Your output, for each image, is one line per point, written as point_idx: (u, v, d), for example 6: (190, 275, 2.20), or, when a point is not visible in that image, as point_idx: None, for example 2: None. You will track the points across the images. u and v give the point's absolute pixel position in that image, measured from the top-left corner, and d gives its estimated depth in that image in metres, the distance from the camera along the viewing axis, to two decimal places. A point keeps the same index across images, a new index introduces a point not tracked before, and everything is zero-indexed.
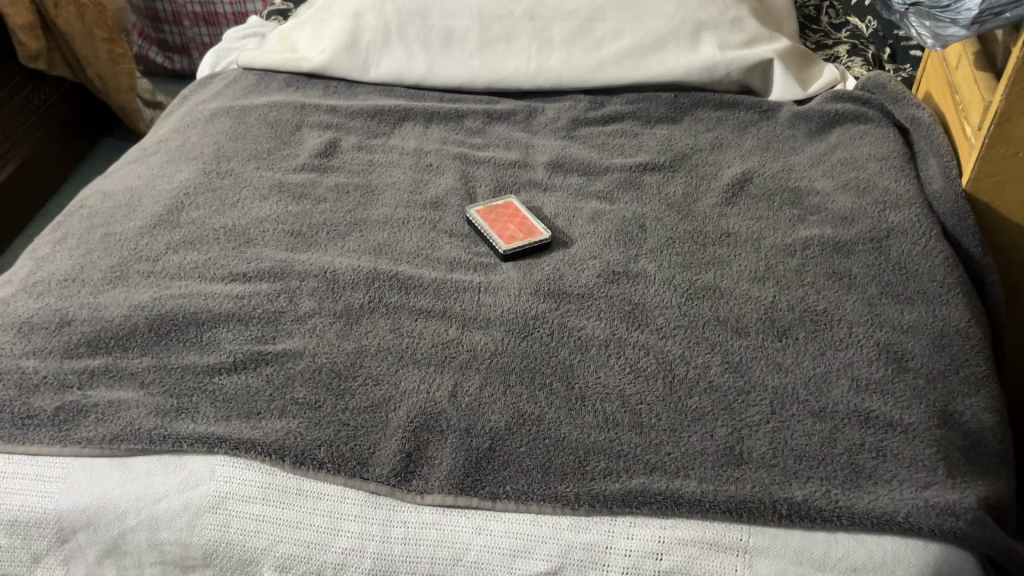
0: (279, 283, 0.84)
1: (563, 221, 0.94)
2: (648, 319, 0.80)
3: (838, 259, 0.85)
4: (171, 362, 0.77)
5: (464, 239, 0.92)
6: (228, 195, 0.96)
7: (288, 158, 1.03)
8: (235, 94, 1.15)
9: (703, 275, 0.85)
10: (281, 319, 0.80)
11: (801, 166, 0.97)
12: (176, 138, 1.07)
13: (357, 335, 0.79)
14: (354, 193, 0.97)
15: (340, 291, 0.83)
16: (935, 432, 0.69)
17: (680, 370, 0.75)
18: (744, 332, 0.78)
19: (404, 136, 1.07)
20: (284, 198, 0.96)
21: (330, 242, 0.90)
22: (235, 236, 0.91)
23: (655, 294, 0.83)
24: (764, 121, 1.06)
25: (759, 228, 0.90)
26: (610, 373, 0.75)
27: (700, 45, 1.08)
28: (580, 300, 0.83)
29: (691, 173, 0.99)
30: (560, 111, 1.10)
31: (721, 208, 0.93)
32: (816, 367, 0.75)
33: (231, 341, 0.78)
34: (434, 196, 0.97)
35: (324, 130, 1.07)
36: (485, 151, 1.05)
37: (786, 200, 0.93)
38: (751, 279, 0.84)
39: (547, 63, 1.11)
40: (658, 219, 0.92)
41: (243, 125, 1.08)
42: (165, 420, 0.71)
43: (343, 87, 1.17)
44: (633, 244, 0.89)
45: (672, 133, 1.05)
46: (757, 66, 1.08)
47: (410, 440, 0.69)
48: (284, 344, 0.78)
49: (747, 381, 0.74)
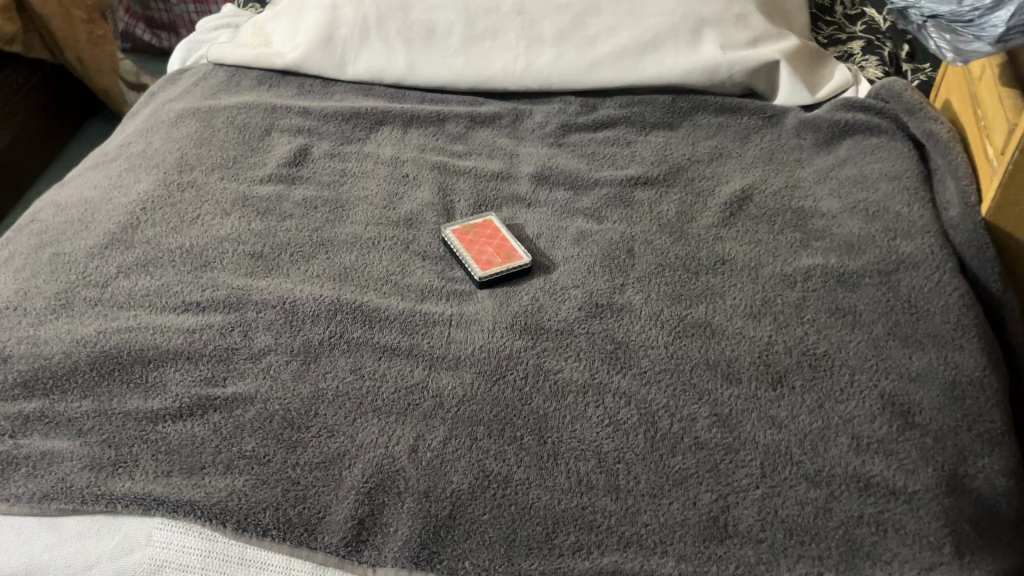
0: (235, 315, 0.78)
1: (545, 242, 0.87)
2: (632, 361, 0.74)
3: (842, 293, 0.77)
4: (112, 407, 0.71)
5: (438, 262, 0.85)
6: (188, 211, 0.90)
7: (253, 167, 0.96)
8: (203, 92, 1.08)
9: (694, 309, 0.78)
10: (233, 358, 0.74)
11: (807, 182, 0.90)
12: (137, 143, 1.01)
13: (313, 377, 0.73)
14: (322, 209, 0.91)
15: (299, 325, 0.77)
16: (942, 503, 0.62)
17: (663, 424, 0.68)
18: (736, 380, 0.71)
19: (379, 142, 1.00)
20: (246, 213, 0.90)
21: (293, 265, 0.84)
22: (192, 259, 0.84)
23: (640, 331, 0.76)
24: (768, 127, 0.98)
25: (757, 254, 0.83)
26: (587, 425, 0.69)
27: (701, 44, 1.00)
28: (559, 337, 0.76)
29: (687, 189, 0.91)
30: (549, 114, 1.02)
31: (717, 229, 0.86)
32: (813, 422, 0.68)
33: (178, 383, 0.72)
34: (409, 212, 0.90)
35: (294, 135, 1.00)
36: (466, 160, 0.97)
37: (788, 221, 0.86)
38: (747, 314, 0.77)
39: (536, 62, 1.02)
40: (649, 243, 0.85)
41: (210, 128, 1.01)
42: (100, 477, 0.66)
43: (320, 86, 1.09)
44: (620, 271, 0.82)
45: (668, 141, 0.98)
46: (763, 68, 0.99)
47: (364, 504, 0.64)
48: (235, 387, 0.72)
49: (737, 439, 0.67)
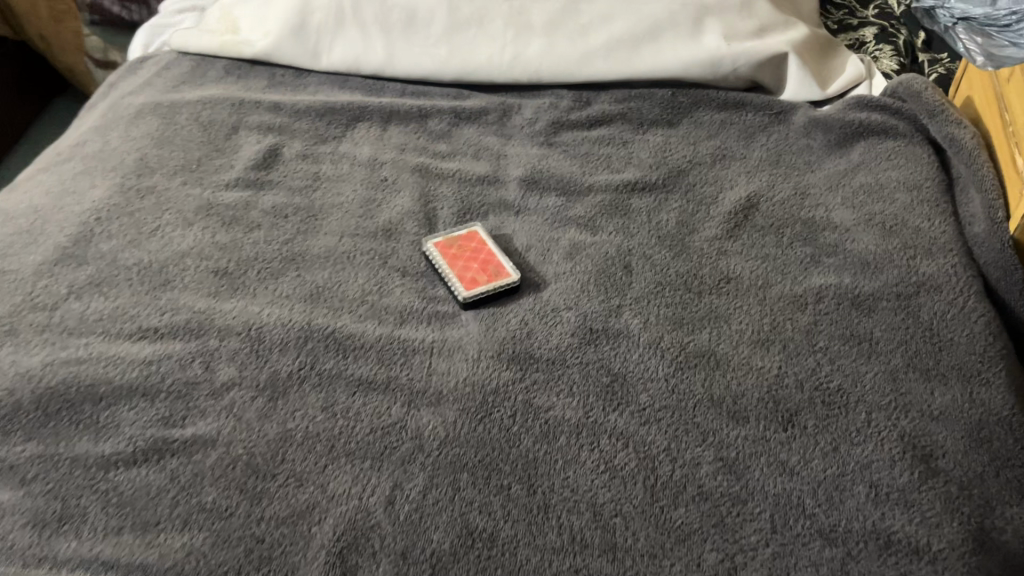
0: (196, 343, 0.71)
1: (535, 257, 0.80)
2: (630, 397, 0.67)
3: (856, 318, 0.71)
4: (59, 451, 0.64)
5: (418, 280, 0.79)
6: (147, 221, 0.83)
7: (219, 170, 0.89)
8: (166, 84, 1.00)
9: (697, 335, 0.72)
10: (193, 394, 0.68)
11: (817, 188, 0.83)
12: (93, 141, 0.93)
13: (281, 416, 0.67)
14: (293, 218, 0.83)
15: (265, 355, 0.70)
16: (969, 564, 0.57)
17: (664, 471, 0.63)
18: (742, 419, 0.65)
19: (355, 141, 0.92)
20: (210, 223, 0.83)
21: (260, 284, 0.77)
22: (150, 277, 0.77)
23: (639, 360, 0.70)
24: (774, 126, 0.91)
25: (763, 272, 0.76)
26: (581, 472, 0.63)
27: (702, 35, 0.92)
28: (550, 367, 0.70)
29: (688, 195, 0.85)
30: (539, 109, 0.95)
31: (721, 242, 0.79)
32: (826, 469, 0.62)
33: (132, 424, 0.66)
34: (387, 223, 0.83)
35: (263, 133, 0.93)
36: (450, 161, 0.90)
37: (797, 234, 0.79)
38: (754, 342, 0.71)
39: (525, 52, 0.95)
40: (647, 257, 0.79)
41: (172, 126, 0.93)
42: (44, 536, 0.60)
43: (292, 77, 1.01)
44: (615, 291, 0.76)
45: (667, 141, 0.90)
46: (769, 61, 0.92)
47: (335, 567, 0.58)
48: (195, 428, 0.66)
49: (744, 488, 0.62)
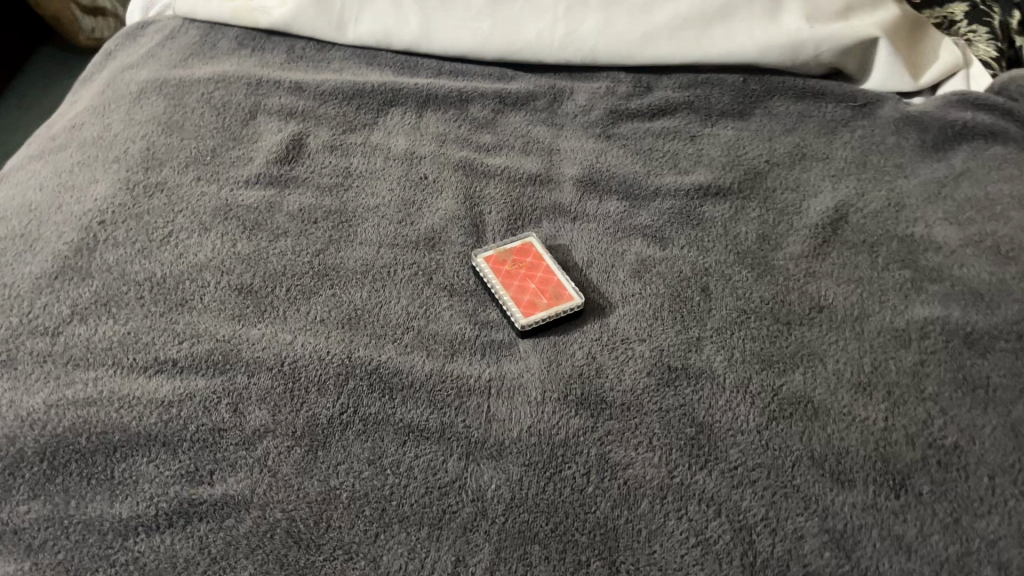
0: (221, 380, 0.63)
1: (598, 273, 0.71)
2: (718, 452, 0.60)
3: (969, 359, 0.63)
4: (70, 513, 0.56)
5: (468, 300, 0.70)
6: (158, 225, 0.73)
7: (236, 164, 0.79)
8: (171, 58, 0.89)
9: (789, 377, 0.63)
10: (222, 444, 0.59)
11: (912, 199, 0.74)
12: (91, 125, 0.82)
13: (323, 471, 0.58)
14: (323, 224, 0.74)
15: (300, 397, 0.62)
16: None
17: (763, 546, 0.55)
18: (848, 483, 0.58)
19: (389, 130, 0.82)
20: (230, 229, 0.73)
21: (290, 305, 0.68)
22: (165, 296, 0.68)
23: (727, 408, 0.62)
24: (859, 120, 0.81)
25: (859, 300, 0.68)
26: (668, 546, 0.55)
27: (780, 14, 0.82)
28: (625, 414, 0.62)
29: (767, 203, 0.75)
30: (594, 95, 0.85)
31: (809, 262, 0.71)
32: (949, 546, 0.54)
33: (152, 480, 0.57)
34: (430, 232, 0.74)
35: (284, 119, 0.82)
36: (496, 156, 0.80)
37: (893, 255, 0.71)
38: (855, 386, 0.63)
39: (579, 29, 0.84)
40: (727, 278, 0.70)
41: (181, 108, 0.83)
42: None
43: (313, 50, 0.90)
44: (694, 320, 0.67)
45: (739, 135, 0.81)
46: (857, 47, 0.82)
47: None
48: (224, 486, 0.57)
49: (855, 569, 0.54)
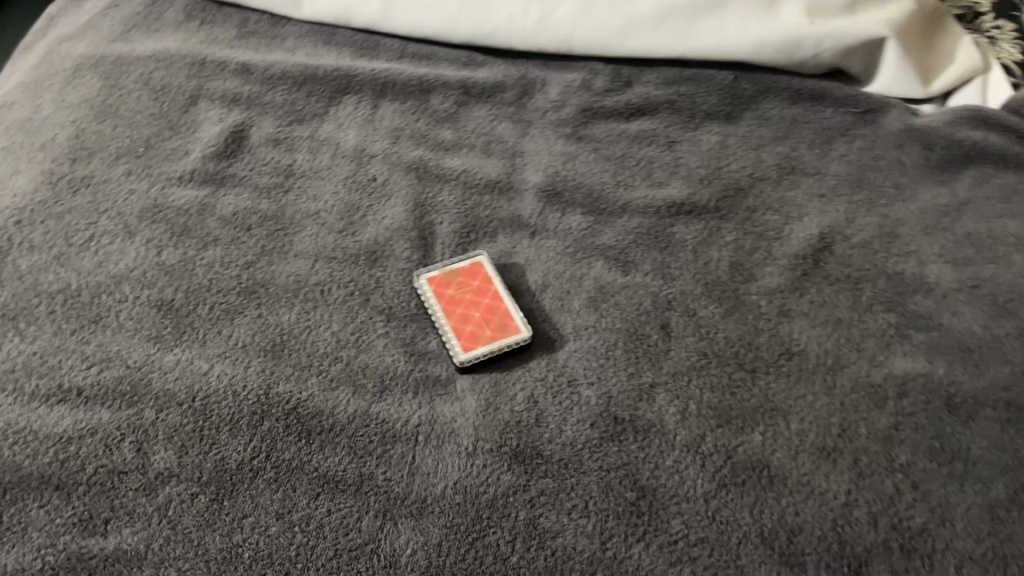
0: (127, 415, 0.58)
1: (550, 300, 0.65)
2: (659, 523, 0.54)
3: (950, 426, 0.57)
4: None
5: (405, 326, 0.64)
6: (79, 228, 0.67)
7: (170, 158, 0.72)
8: (113, 30, 0.82)
9: (747, 436, 0.57)
10: (120, 489, 0.55)
11: (907, 229, 0.67)
12: (20, 106, 0.76)
13: (225, 525, 0.54)
14: (257, 231, 0.68)
15: (210, 438, 0.57)
16: None
17: None
18: (798, 567, 0.52)
19: (339, 123, 0.75)
20: (155, 235, 0.67)
21: (211, 327, 0.63)
22: (78, 311, 0.63)
23: (673, 470, 0.56)
24: (860, 129, 0.73)
25: (835, 347, 0.61)
26: None
27: (777, 8, 0.74)
28: (561, 472, 0.56)
29: (746, 225, 0.68)
30: (567, 88, 0.77)
31: (784, 298, 0.64)
32: None
33: (42, 529, 0.53)
34: (372, 243, 0.68)
35: (227, 106, 0.76)
36: (453, 156, 0.73)
37: (878, 295, 0.64)
38: (819, 451, 0.57)
39: (553, 15, 0.77)
40: (691, 314, 0.63)
41: (118, 91, 0.76)
42: None
43: (267, 24, 0.83)
44: (649, 362, 0.61)
45: (723, 143, 0.73)
46: (863, 47, 0.74)
47: None
48: (118, 539, 0.53)
49: None
